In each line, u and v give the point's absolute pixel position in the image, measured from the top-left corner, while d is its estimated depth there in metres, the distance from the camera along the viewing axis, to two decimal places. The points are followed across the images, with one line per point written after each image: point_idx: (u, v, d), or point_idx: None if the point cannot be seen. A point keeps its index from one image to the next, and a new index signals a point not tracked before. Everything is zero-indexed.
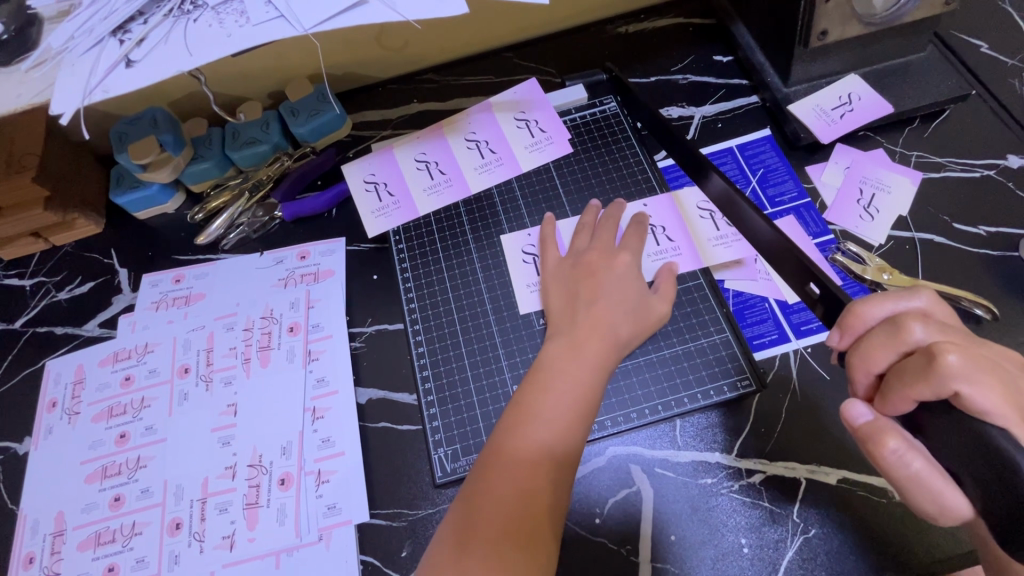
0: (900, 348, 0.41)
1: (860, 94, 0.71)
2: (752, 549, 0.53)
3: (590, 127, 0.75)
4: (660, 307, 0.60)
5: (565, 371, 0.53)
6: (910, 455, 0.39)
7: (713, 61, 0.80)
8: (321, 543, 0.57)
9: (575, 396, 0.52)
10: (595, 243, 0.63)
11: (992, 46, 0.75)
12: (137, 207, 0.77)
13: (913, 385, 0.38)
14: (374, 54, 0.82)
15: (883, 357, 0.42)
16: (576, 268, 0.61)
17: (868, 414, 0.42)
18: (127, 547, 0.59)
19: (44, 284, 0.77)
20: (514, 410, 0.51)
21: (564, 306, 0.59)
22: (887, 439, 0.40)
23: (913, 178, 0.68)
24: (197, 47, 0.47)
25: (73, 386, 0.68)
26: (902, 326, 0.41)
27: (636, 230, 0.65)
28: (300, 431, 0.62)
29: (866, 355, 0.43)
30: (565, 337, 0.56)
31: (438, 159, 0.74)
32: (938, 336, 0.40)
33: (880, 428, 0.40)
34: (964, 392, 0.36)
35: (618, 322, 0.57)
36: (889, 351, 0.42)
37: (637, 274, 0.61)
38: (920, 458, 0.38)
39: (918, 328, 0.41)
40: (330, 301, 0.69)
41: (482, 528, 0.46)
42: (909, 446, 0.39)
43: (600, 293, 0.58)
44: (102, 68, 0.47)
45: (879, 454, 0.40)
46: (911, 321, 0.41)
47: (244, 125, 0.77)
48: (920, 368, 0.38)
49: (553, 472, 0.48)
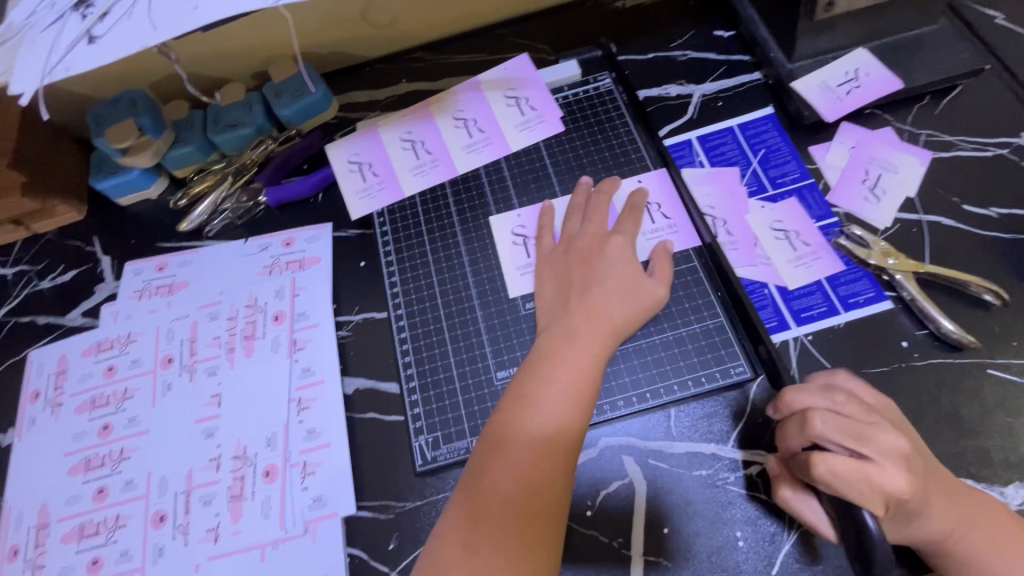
0: (805, 440, 0.46)
1: (868, 70, 0.68)
2: (747, 542, 0.51)
3: (583, 106, 0.72)
4: (656, 289, 0.57)
5: (575, 339, 0.53)
6: (795, 504, 0.49)
7: (714, 36, 0.76)
8: (306, 536, 0.55)
9: (584, 366, 0.51)
10: (587, 227, 0.61)
11: (1009, 17, 0.71)
12: (119, 193, 0.75)
13: (803, 475, 0.46)
14: (361, 32, 0.78)
15: (794, 444, 0.48)
16: (569, 256, 0.59)
17: (779, 474, 0.51)
18: (111, 539, 0.58)
19: (27, 273, 0.75)
20: (527, 376, 0.51)
21: (557, 295, 0.57)
22: (782, 488, 0.50)
23: (922, 158, 0.65)
24: (162, 21, 0.44)
25: (56, 377, 0.67)
26: (804, 422, 0.46)
27: (630, 214, 0.62)
28: (285, 422, 0.60)
29: (784, 436, 0.49)
30: (558, 327, 0.54)
31: (424, 138, 0.72)
32: (837, 434, 0.45)
33: (782, 490, 0.50)
34: (829, 492, 0.44)
35: (614, 308, 0.55)
36: (799, 441, 0.47)
37: (631, 255, 0.59)
38: (806, 509, 0.48)
39: (819, 424, 0.45)
40: (316, 289, 0.67)
41: (488, 510, 0.45)
42: (800, 498, 0.49)
43: (595, 280, 0.57)
44: (62, 44, 0.45)
45: (782, 507, 0.50)
46: (812, 416, 0.46)
47: (226, 108, 0.75)
48: (804, 467, 0.45)
49: (565, 437, 0.48)
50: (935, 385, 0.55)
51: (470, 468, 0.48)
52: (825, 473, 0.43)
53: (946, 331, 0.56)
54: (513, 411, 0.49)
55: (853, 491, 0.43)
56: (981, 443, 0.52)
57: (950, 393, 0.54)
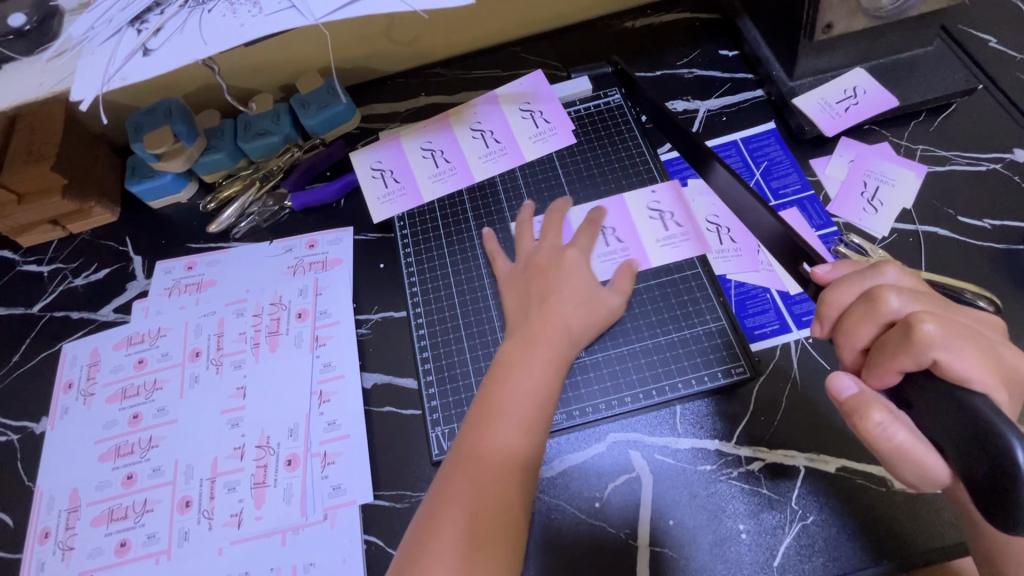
0: (880, 321, 0.41)
1: (865, 88, 0.71)
2: (750, 534, 0.53)
3: (593, 119, 0.76)
4: (610, 299, 0.61)
5: (524, 366, 0.54)
6: (894, 427, 0.39)
7: (718, 55, 0.80)
8: (325, 522, 0.58)
9: (540, 387, 0.53)
10: (544, 243, 0.65)
11: (1001, 40, 0.75)
12: (152, 196, 0.79)
13: (896, 358, 0.39)
14: (384, 47, 0.83)
15: (866, 332, 0.42)
16: (526, 272, 0.63)
17: (853, 387, 0.41)
18: (139, 523, 0.60)
19: (62, 270, 0.79)
20: (483, 403, 0.52)
21: (518, 305, 0.60)
22: (871, 412, 0.39)
23: (918, 172, 0.68)
24: (211, 36, 0.48)
25: (88, 368, 0.70)
26: (879, 299, 0.41)
27: (588, 228, 0.66)
28: (307, 414, 0.63)
29: (849, 330, 0.43)
30: (518, 335, 0.57)
31: (443, 148, 0.75)
32: (915, 304, 0.41)
33: (865, 401, 0.40)
34: (942, 360, 0.37)
35: (570, 315, 0.58)
36: (871, 325, 0.42)
37: (585, 269, 0.62)
38: (905, 431, 0.39)
39: (895, 298, 0.41)
40: (338, 288, 0.70)
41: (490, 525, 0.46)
42: (894, 418, 0.39)
43: (552, 290, 0.59)
44: (119, 56, 0.49)
45: (863, 428, 0.40)
46: (886, 291, 0.41)
47: (256, 117, 0.79)
48: (900, 341, 0.39)
49: (515, 468, 0.49)
50: None
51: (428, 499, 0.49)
52: (930, 335, 0.38)
53: None
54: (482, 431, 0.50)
55: (969, 348, 0.37)
56: None
57: None
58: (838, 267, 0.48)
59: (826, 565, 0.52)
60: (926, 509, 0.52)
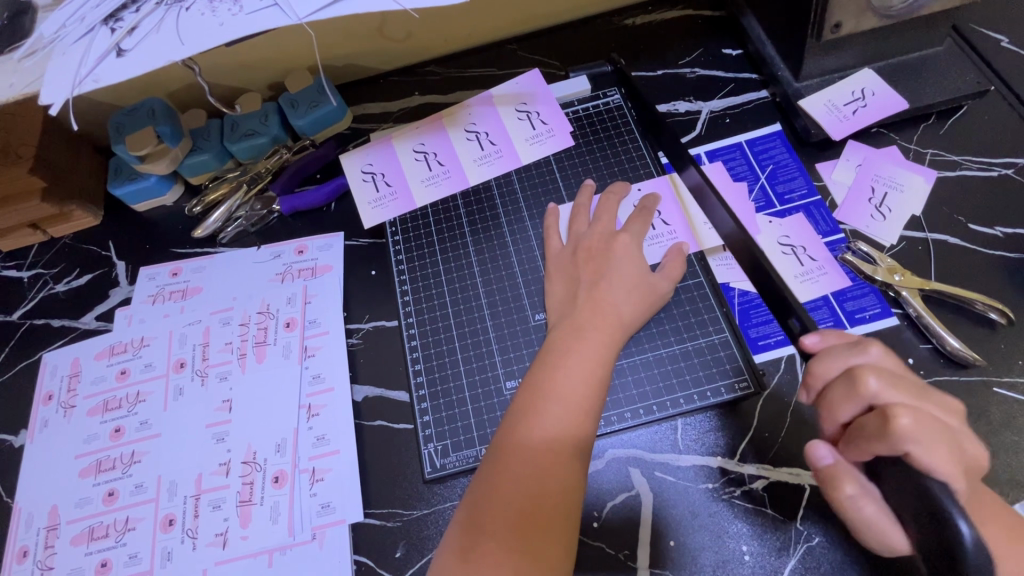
0: (860, 402, 0.42)
1: (874, 89, 0.69)
2: (753, 556, 0.52)
3: (592, 120, 0.73)
4: (662, 284, 0.59)
5: (557, 389, 0.50)
6: (862, 501, 0.42)
7: (722, 54, 0.78)
8: (314, 542, 0.56)
9: (586, 377, 0.51)
10: (595, 227, 0.63)
11: (1013, 40, 0.72)
12: (136, 199, 0.76)
13: (872, 442, 0.40)
14: (376, 44, 0.80)
15: (846, 411, 0.43)
16: (575, 256, 0.61)
17: (829, 457, 0.44)
18: (121, 542, 0.58)
19: (42, 276, 0.76)
20: (513, 429, 0.49)
21: (566, 293, 0.59)
22: (844, 485, 0.43)
23: (928, 177, 0.66)
24: (188, 35, 0.46)
25: (69, 379, 0.68)
26: (858, 380, 0.42)
27: (639, 214, 0.63)
28: (295, 428, 0.61)
29: (830, 406, 0.44)
30: (567, 322, 0.55)
31: (437, 150, 0.73)
32: (892, 390, 0.42)
33: (838, 474, 0.43)
34: (913, 454, 0.38)
35: (621, 302, 0.57)
36: (852, 405, 0.43)
37: (637, 254, 0.60)
38: (872, 505, 0.42)
39: (874, 381, 0.42)
40: (327, 296, 0.68)
41: (539, 521, 0.45)
42: (863, 491, 0.43)
43: (603, 276, 0.58)
44: (92, 57, 0.46)
45: (835, 496, 0.44)
46: (866, 372, 0.42)
47: (243, 118, 0.76)
48: (877, 429, 0.40)
49: (545, 503, 0.45)
50: None
51: (452, 529, 0.47)
52: (904, 428, 0.39)
53: (952, 349, 0.56)
54: (518, 427, 0.48)
55: (940, 447, 0.38)
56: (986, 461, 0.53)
57: None
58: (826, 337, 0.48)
59: None
60: None
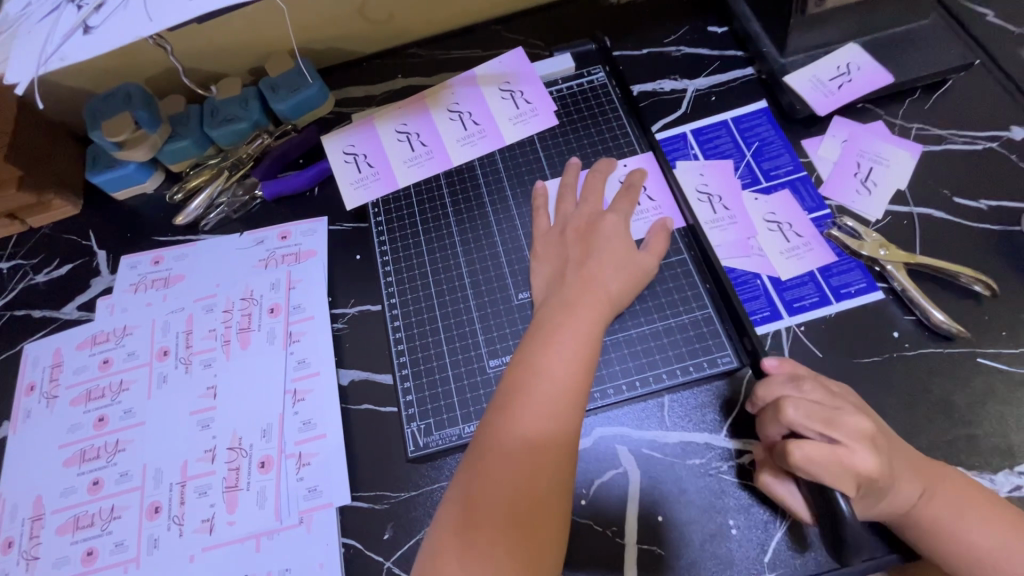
0: (780, 425, 0.48)
1: (859, 64, 0.68)
2: (740, 530, 0.52)
3: (576, 98, 0.72)
4: (647, 262, 0.59)
5: (546, 371, 0.49)
6: (779, 493, 0.50)
7: (707, 32, 0.77)
8: (301, 526, 0.56)
9: (574, 356, 0.50)
10: (582, 208, 0.62)
11: (998, 13, 0.72)
12: (115, 187, 0.75)
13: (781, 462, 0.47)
14: (356, 26, 0.79)
15: (772, 428, 0.49)
16: (564, 235, 0.60)
17: (759, 453, 0.53)
18: (106, 530, 0.58)
19: (21, 267, 0.75)
20: (500, 413, 0.48)
21: (552, 273, 0.58)
22: (764, 477, 0.51)
23: (913, 152, 0.66)
24: (156, 12, 0.44)
25: (50, 369, 0.67)
26: (778, 409, 0.47)
27: (627, 193, 0.63)
28: (281, 414, 0.61)
29: (761, 421, 0.50)
30: (556, 300, 0.55)
31: (419, 131, 0.72)
32: (806, 416, 0.46)
33: (761, 468, 0.52)
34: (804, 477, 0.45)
35: (609, 280, 0.56)
36: (775, 425, 0.48)
37: (625, 232, 0.60)
38: (787, 495, 0.49)
39: (791, 409, 0.46)
40: (311, 282, 0.67)
41: (528, 502, 0.45)
42: (779, 485, 0.50)
43: (590, 254, 0.58)
44: (58, 35, 0.45)
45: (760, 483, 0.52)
46: (786, 403, 0.47)
47: (222, 102, 0.75)
48: (784, 451, 0.46)
49: (536, 486, 0.45)
50: (926, 375, 0.55)
51: (444, 510, 0.46)
52: (796, 459, 0.44)
53: (936, 322, 0.56)
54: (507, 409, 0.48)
55: (834, 471, 0.44)
56: (970, 431, 0.53)
57: (940, 383, 0.55)
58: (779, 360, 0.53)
59: (817, 559, 0.50)
60: None
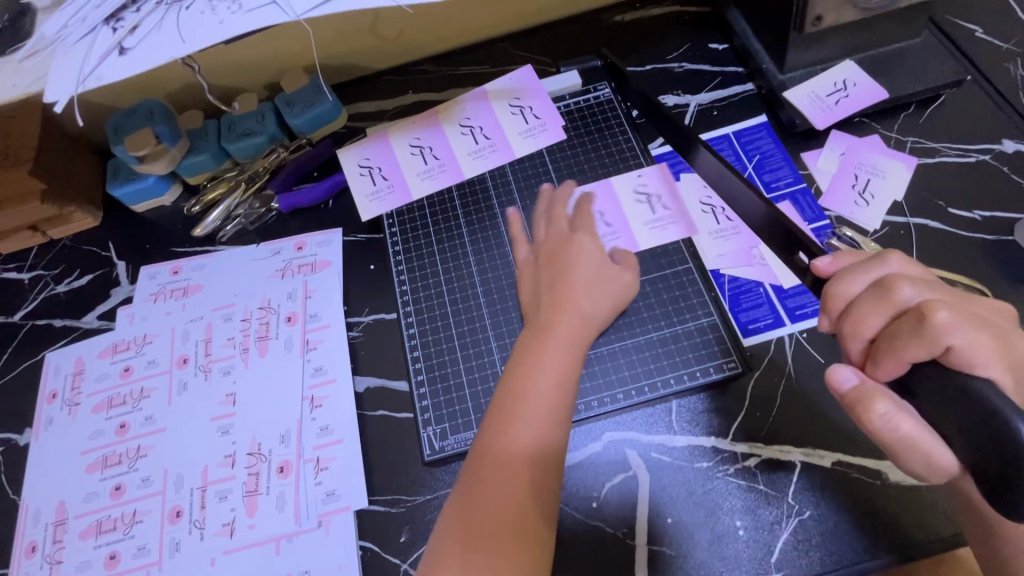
0: (892, 310, 0.40)
1: (855, 80, 0.71)
2: (747, 531, 0.53)
3: (583, 113, 0.75)
4: (623, 276, 0.61)
5: (531, 393, 0.51)
6: (898, 417, 0.39)
7: (708, 49, 0.80)
8: (319, 530, 0.57)
9: (556, 378, 0.52)
10: (551, 230, 0.63)
11: (987, 31, 0.75)
12: (135, 200, 0.77)
13: (908, 346, 0.39)
14: (369, 44, 0.81)
15: (875, 322, 0.41)
16: (538, 259, 0.62)
17: (853, 379, 0.41)
18: (128, 534, 0.59)
19: (43, 277, 0.77)
20: (486, 437, 0.49)
21: (530, 295, 0.60)
22: (875, 403, 0.39)
23: (909, 164, 0.68)
24: (190, 34, 0.47)
25: (72, 377, 0.69)
26: (891, 287, 0.41)
27: (589, 216, 0.65)
28: (298, 420, 0.62)
29: (858, 320, 0.42)
30: (534, 321, 0.56)
31: (431, 144, 0.74)
32: (924, 293, 0.40)
33: (868, 393, 0.40)
34: (953, 346, 0.37)
35: (582, 299, 0.58)
36: (883, 314, 0.41)
37: (598, 251, 0.61)
38: (909, 420, 0.39)
39: (907, 287, 0.40)
40: (327, 291, 0.69)
41: (520, 525, 0.46)
42: (898, 408, 0.39)
43: (564, 275, 0.59)
44: (95, 56, 0.47)
45: (868, 419, 0.40)
46: (899, 280, 0.41)
47: (240, 117, 0.77)
48: (913, 327, 0.38)
49: (527, 509, 0.46)
50: None
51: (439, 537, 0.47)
52: (943, 322, 0.37)
53: None
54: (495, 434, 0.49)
55: (989, 352, 0.37)
56: None
57: None
58: (837, 259, 0.47)
59: (823, 559, 0.52)
60: (922, 500, 0.52)
